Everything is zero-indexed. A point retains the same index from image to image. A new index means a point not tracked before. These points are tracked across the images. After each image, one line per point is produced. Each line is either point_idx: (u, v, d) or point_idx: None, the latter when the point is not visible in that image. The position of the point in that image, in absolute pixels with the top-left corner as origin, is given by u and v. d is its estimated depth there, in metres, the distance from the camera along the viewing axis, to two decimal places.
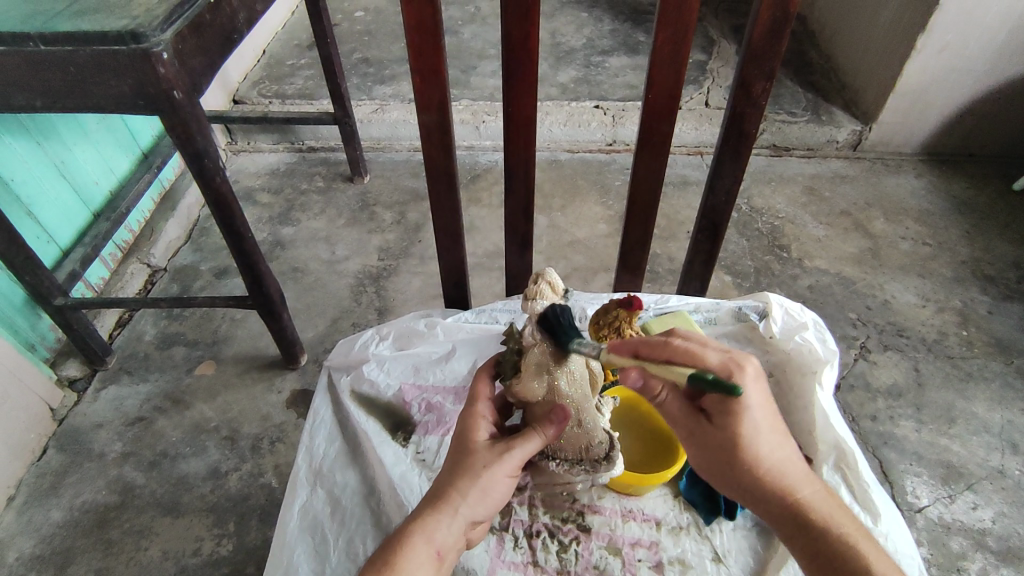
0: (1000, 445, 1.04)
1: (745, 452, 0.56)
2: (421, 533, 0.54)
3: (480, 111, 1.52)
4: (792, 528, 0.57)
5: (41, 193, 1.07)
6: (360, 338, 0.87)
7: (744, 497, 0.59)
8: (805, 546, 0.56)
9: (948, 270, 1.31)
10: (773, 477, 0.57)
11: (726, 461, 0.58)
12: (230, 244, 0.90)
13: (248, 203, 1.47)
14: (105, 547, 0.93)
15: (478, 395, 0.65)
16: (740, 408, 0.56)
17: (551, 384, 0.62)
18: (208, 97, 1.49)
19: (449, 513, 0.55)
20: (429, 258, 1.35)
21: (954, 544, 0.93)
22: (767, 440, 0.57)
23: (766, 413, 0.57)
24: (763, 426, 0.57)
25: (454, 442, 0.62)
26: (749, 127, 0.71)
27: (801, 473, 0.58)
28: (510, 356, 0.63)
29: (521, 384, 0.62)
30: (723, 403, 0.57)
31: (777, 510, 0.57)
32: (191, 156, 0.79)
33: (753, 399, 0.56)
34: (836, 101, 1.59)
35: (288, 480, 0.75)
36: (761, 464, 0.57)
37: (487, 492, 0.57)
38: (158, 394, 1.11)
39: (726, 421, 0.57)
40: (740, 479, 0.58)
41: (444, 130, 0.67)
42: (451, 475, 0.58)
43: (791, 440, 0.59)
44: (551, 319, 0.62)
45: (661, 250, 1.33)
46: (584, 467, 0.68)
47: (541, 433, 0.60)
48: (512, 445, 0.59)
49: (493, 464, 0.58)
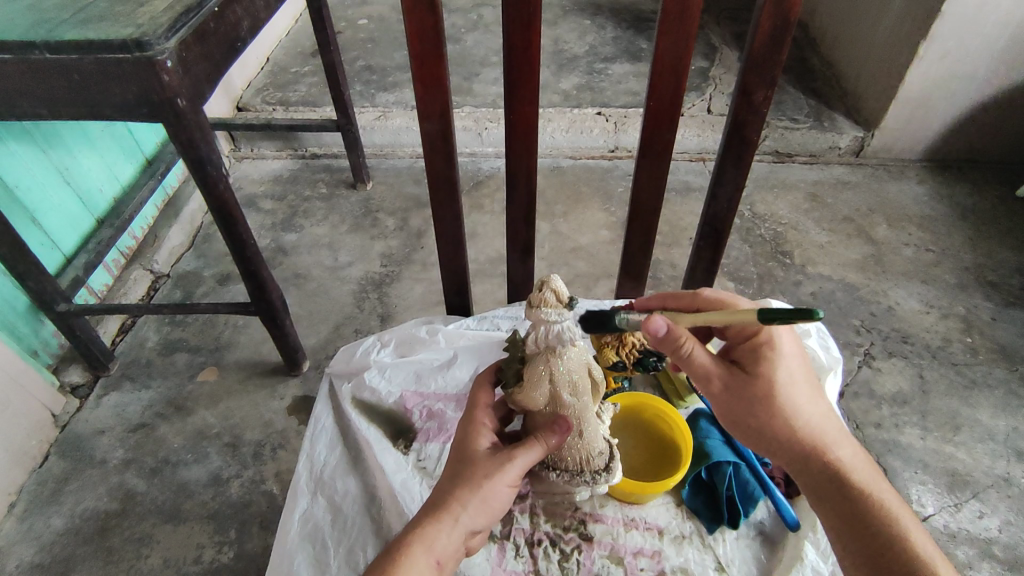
0: (1006, 453, 1.03)
1: (783, 401, 0.59)
2: (421, 542, 0.54)
3: (483, 118, 1.52)
4: (823, 480, 0.58)
5: (46, 199, 1.07)
6: (362, 345, 0.87)
7: (777, 449, 0.60)
8: (834, 499, 0.58)
9: (952, 276, 1.30)
10: (808, 431, 0.59)
11: (762, 411, 0.59)
12: (233, 250, 0.91)
13: (251, 209, 1.47)
14: (106, 554, 0.92)
15: (478, 403, 0.65)
16: (776, 355, 0.60)
17: (553, 392, 0.63)
18: (212, 104, 1.50)
19: (450, 522, 0.55)
20: (431, 264, 1.35)
21: (961, 553, 0.92)
22: (804, 391, 0.60)
23: (801, 366, 0.61)
24: (797, 377, 0.60)
25: (454, 450, 0.62)
26: (750, 133, 0.71)
27: (833, 429, 0.60)
28: (512, 364, 0.64)
29: (522, 392, 0.63)
30: (757, 350, 0.60)
31: (810, 461, 0.59)
32: (194, 163, 0.80)
33: (787, 350, 0.61)
34: (838, 107, 1.59)
35: (289, 487, 0.75)
36: (799, 415, 0.59)
37: (488, 502, 0.57)
38: (161, 401, 1.11)
39: (762, 369, 0.59)
40: (776, 429, 0.59)
41: (446, 138, 0.68)
42: (452, 484, 0.57)
43: (824, 396, 0.62)
44: (556, 328, 0.60)
45: (663, 257, 1.32)
46: (584, 479, 0.67)
47: (541, 443, 0.61)
48: (513, 454, 0.59)
49: (493, 473, 0.57)
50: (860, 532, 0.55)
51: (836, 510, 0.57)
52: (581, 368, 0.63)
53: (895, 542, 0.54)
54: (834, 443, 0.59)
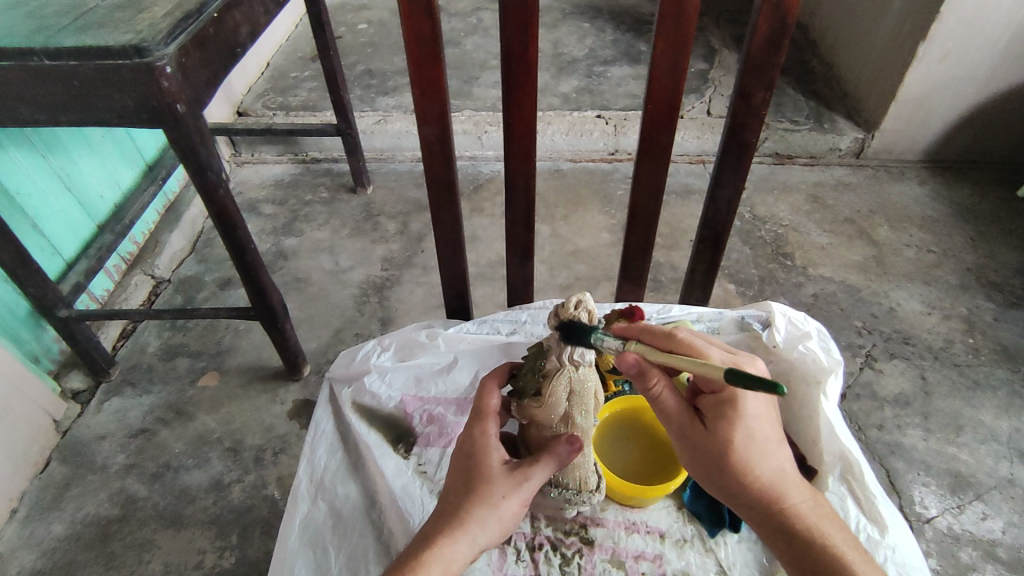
0: (1009, 454, 1.03)
1: (736, 458, 0.57)
2: (439, 562, 0.53)
3: (483, 122, 1.53)
4: (778, 537, 0.57)
5: (46, 206, 1.07)
6: (362, 349, 0.86)
7: (736, 505, 0.59)
8: (793, 557, 0.56)
9: (953, 277, 1.30)
10: (765, 487, 0.57)
11: (718, 467, 0.57)
12: (233, 256, 0.91)
13: (251, 214, 1.48)
14: (107, 560, 0.92)
15: (489, 411, 0.63)
16: (736, 411, 0.57)
17: (568, 411, 0.65)
18: (212, 110, 1.50)
19: (466, 540, 0.55)
20: (432, 268, 1.35)
21: (964, 555, 0.92)
22: (766, 444, 0.57)
23: (763, 420, 0.58)
24: (757, 432, 0.57)
25: (466, 458, 0.60)
26: (748, 136, 0.71)
27: (790, 483, 0.58)
28: (531, 377, 0.65)
29: (540, 406, 0.65)
30: (717, 403, 0.58)
31: (766, 516, 0.57)
32: (194, 168, 0.80)
33: (751, 404, 0.57)
34: (838, 109, 1.59)
35: (289, 492, 0.75)
36: (754, 471, 0.57)
37: (501, 520, 0.57)
38: (161, 406, 1.11)
39: (720, 426, 0.57)
40: (731, 486, 0.57)
41: (444, 142, 0.68)
42: (469, 500, 0.56)
43: (786, 449, 0.59)
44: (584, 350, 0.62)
45: (664, 259, 1.33)
46: (581, 498, 0.70)
47: (555, 457, 0.60)
48: (530, 472, 0.59)
49: (511, 492, 0.57)
50: None
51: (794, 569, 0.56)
52: (592, 396, 0.66)
53: None
54: (787, 495, 0.57)
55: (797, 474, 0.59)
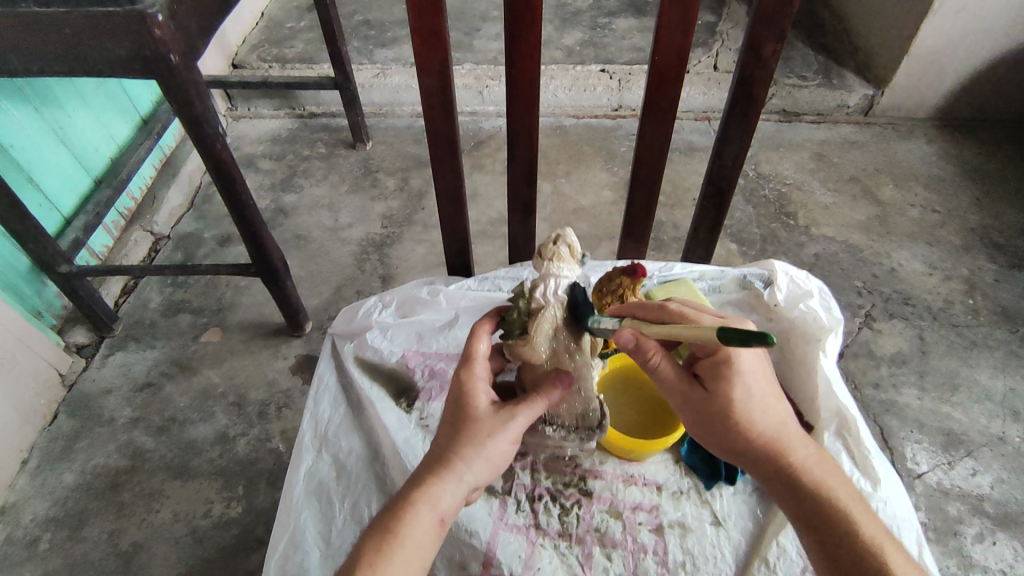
0: (1001, 412, 1.05)
1: (739, 415, 0.57)
2: (425, 502, 0.54)
3: (484, 76, 1.49)
4: (785, 491, 0.57)
5: (41, 160, 1.06)
6: (363, 305, 0.87)
7: (739, 461, 0.59)
8: (801, 509, 0.56)
9: (957, 238, 1.29)
10: (767, 442, 0.57)
11: (721, 426, 0.58)
12: (232, 211, 0.90)
13: (250, 169, 1.46)
14: (118, 509, 0.95)
15: (476, 354, 0.62)
16: (733, 370, 0.57)
17: (554, 348, 0.62)
18: (206, 61, 1.46)
19: (454, 480, 0.56)
20: (432, 225, 1.34)
21: (952, 509, 0.95)
22: (766, 398, 0.58)
23: (762, 381, 0.58)
24: (756, 391, 0.58)
25: (452, 401, 0.60)
26: (758, 90, 0.69)
27: (793, 435, 0.58)
28: (517, 316, 0.60)
29: (527, 345, 0.60)
30: (715, 364, 0.58)
31: (772, 472, 0.57)
32: (189, 121, 0.78)
33: (746, 364, 0.58)
34: (848, 64, 1.54)
35: (294, 444, 0.77)
36: (757, 426, 0.57)
37: (489, 458, 0.57)
38: (165, 360, 1.12)
39: (721, 384, 0.58)
40: (734, 443, 0.58)
41: (445, 94, 0.66)
42: (456, 441, 0.57)
43: (786, 405, 0.60)
44: (564, 281, 0.59)
45: (666, 218, 1.32)
46: (578, 434, 0.69)
47: (545, 397, 0.61)
48: (517, 409, 0.59)
49: (498, 432, 0.57)
50: (823, 543, 0.54)
51: (802, 523, 0.56)
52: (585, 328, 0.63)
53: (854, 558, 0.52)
54: (793, 448, 0.57)
55: (799, 428, 0.59)
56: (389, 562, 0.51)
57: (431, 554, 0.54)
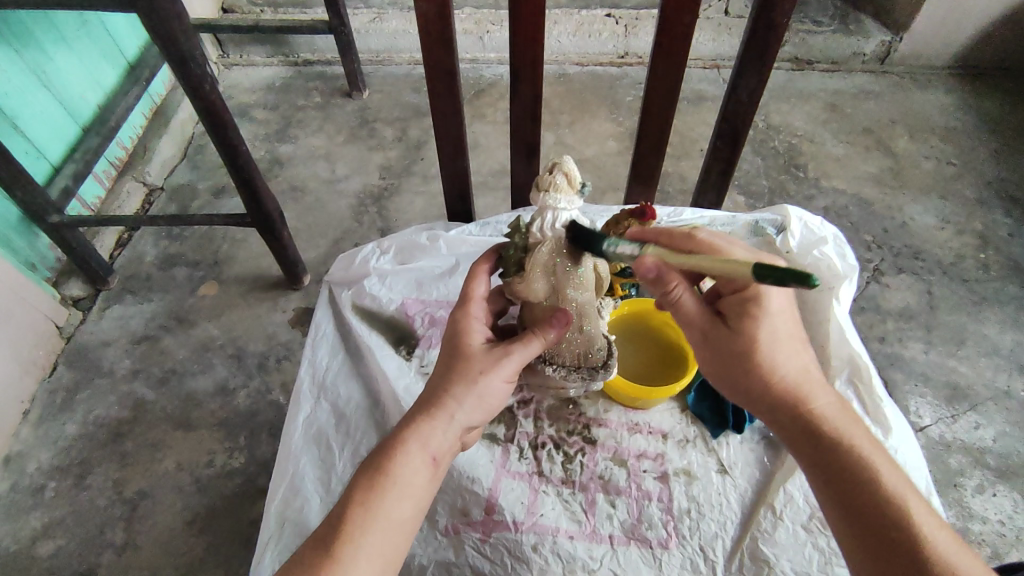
0: (1008, 366, 1.03)
1: (762, 357, 0.55)
2: (415, 440, 0.53)
3: (485, 21, 1.43)
4: (802, 438, 0.54)
5: (24, 105, 1.02)
6: (360, 252, 0.84)
7: (756, 407, 0.56)
8: (815, 458, 0.53)
9: (971, 191, 1.26)
10: (787, 385, 0.55)
11: (740, 367, 0.55)
12: (224, 157, 0.86)
13: (243, 119, 1.41)
14: (120, 459, 0.95)
15: (474, 295, 0.62)
16: (758, 308, 0.55)
17: (556, 283, 0.59)
18: (194, 4, 1.40)
19: (445, 419, 0.54)
20: (432, 177, 1.30)
21: (954, 462, 0.95)
22: (787, 341, 0.56)
23: (786, 322, 0.56)
24: (782, 331, 0.55)
25: (446, 343, 0.60)
26: (778, 16, 0.64)
27: (817, 383, 0.56)
28: (513, 254, 0.60)
29: (523, 282, 0.59)
30: (740, 303, 0.56)
31: (789, 418, 0.55)
32: (175, 60, 0.74)
33: (773, 304, 0.56)
34: (866, 9, 1.48)
35: (292, 392, 0.75)
36: (777, 367, 0.55)
37: (481, 397, 0.56)
38: (163, 313, 1.11)
39: (744, 323, 0.55)
40: (751, 385, 0.55)
41: (444, 23, 0.62)
42: (446, 380, 0.56)
43: (810, 351, 0.57)
44: (561, 215, 0.57)
45: (672, 170, 1.28)
46: (581, 373, 0.65)
47: (541, 335, 0.59)
48: (510, 348, 0.57)
49: (489, 369, 0.56)
50: (838, 493, 0.51)
51: (819, 472, 0.52)
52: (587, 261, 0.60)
53: (872, 507, 0.49)
54: (816, 394, 0.55)
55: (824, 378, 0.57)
56: (378, 499, 0.50)
57: (424, 494, 0.53)
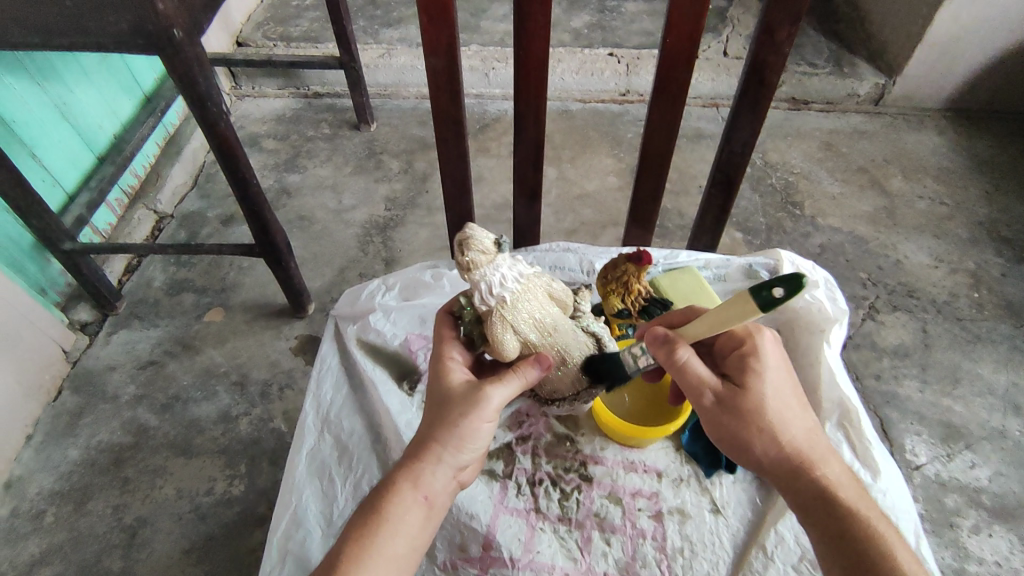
0: (1003, 406, 1.05)
1: (770, 416, 0.57)
2: (408, 481, 0.55)
3: (490, 58, 1.47)
4: (812, 500, 0.54)
5: (44, 135, 1.05)
6: (367, 288, 0.87)
7: (764, 468, 0.57)
8: (823, 522, 0.53)
9: (964, 231, 1.29)
10: (793, 447, 0.56)
11: (747, 425, 0.57)
12: (235, 190, 0.89)
13: (253, 148, 1.45)
14: (122, 484, 0.96)
15: (450, 345, 0.64)
16: (761, 367, 0.59)
17: (523, 339, 0.61)
18: (210, 39, 1.44)
19: (433, 461, 0.56)
20: (436, 209, 1.33)
21: (949, 501, 0.95)
22: (789, 408, 0.58)
23: (790, 389, 0.59)
24: (788, 397, 0.59)
25: (430, 389, 0.62)
26: (770, 74, 0.68)
27: (823, 451, 0.58)
28: (472, 325, 0.62)
29: (491, 348, 0.61)
30: (740, 363, 0.60)
31: (801, 481, 0.55)
32: (193, 99, 0.77)
33: (773, 368, 0.60)
34: (860, 52, 1.52)
35: (296, 424, 0.77)
36: (786, 428, 0.57)
37: (465, 437, 0.57)
38: (169, 339, 1.13)
39: (747, 382, 0.59)
40: (760, 446, 0.57)
41: (452, 74, 0.65)
42: (433, 424, 0.58)
43: (813, 417, 0.60)
44: (494, 282, 0.59)
45: (671, 206, 1.31)
46: (582, 399, 0.69)
47: (522, 375, 0.59)
48: (489, 387, 0.58)
49: (470, 411, 0.57)
50: (845, 557, 0.50)
51: (825, 534, 0.52)
52: (542, 305, 0.62)
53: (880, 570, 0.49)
54: (824, 461, 0.57)
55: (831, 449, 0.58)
56: (372, 537, 0.52)
57: (418, 532, 0.54)
